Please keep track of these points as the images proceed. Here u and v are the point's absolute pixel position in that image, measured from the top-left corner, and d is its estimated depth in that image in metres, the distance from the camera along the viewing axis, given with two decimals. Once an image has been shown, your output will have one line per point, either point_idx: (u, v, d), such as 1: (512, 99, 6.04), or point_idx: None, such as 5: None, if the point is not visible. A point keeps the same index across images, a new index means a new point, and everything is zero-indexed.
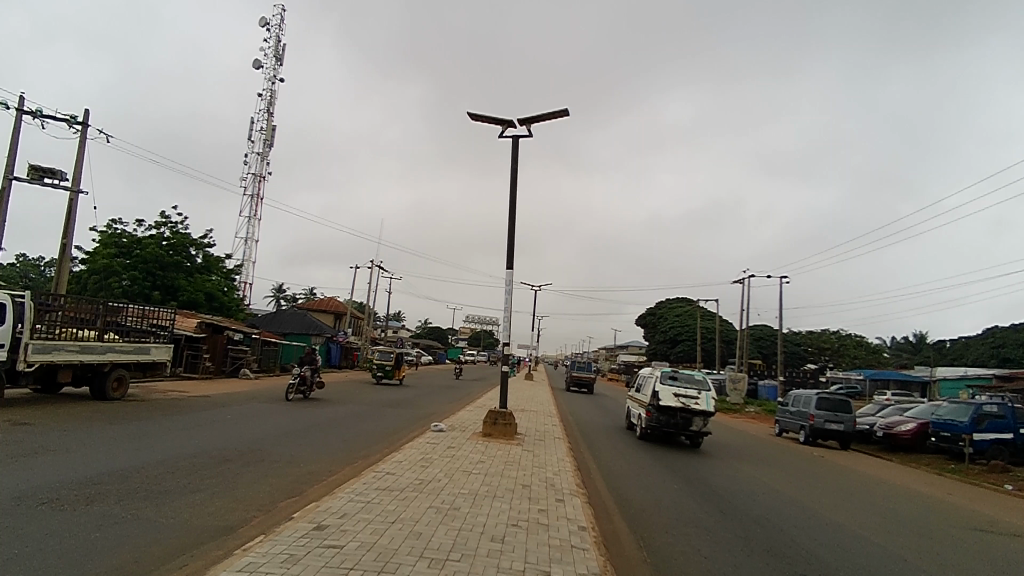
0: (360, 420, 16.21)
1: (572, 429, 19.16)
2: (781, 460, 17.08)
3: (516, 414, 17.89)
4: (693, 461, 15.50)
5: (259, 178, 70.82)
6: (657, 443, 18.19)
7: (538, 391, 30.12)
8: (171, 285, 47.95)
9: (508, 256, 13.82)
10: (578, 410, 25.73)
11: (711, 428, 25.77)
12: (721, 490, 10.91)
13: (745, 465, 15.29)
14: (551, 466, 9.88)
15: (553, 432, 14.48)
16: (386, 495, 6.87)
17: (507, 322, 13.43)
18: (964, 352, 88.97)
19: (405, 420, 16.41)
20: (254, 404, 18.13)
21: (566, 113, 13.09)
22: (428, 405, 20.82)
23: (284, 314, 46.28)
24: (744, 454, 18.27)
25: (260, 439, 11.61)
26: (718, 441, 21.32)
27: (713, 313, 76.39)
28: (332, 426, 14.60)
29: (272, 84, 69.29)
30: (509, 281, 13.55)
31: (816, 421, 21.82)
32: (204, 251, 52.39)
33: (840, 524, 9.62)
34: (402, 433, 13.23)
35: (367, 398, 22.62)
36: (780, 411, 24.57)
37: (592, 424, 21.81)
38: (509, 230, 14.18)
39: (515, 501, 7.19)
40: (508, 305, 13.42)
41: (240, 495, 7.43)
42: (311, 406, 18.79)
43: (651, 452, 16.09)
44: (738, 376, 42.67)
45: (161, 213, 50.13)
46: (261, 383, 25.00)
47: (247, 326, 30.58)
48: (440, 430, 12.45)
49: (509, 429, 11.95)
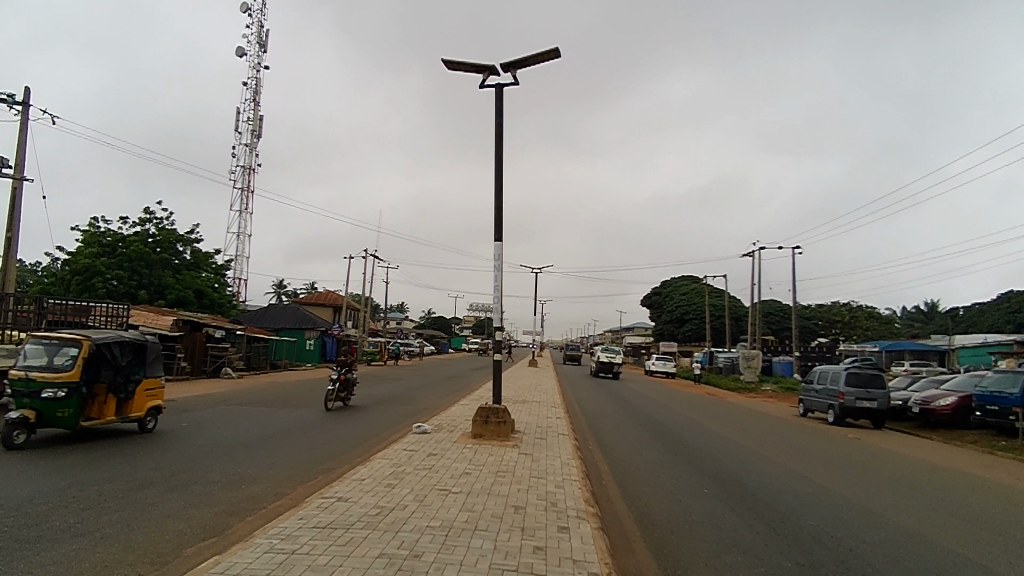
0: (340, 421, 14.38)
1: (578, 420, 17.32)
2: (813, 444, 15.19)
3: (515, 406, 16.09)
4: (717, 451, 13.62)
5: (248, 169, 68.86)
6: (674, 432, 16.31)
7: (543, 379, 28.27)
8: (158, 284, 46.23)
9: (497, 227, 11.90)
10: (585, 398, 23.98)
11: (728, 411, 23.99)
12: (757, 490, 9.08)
13: (775, 453, 13.48)
14: (553, 474, 8.02)
15: (556, 427, 12.63)
16: (322, 539, 4.98)
17: (496, 301, 11.54)
18: (977, 319, 87.18)
19: (392, 419, 14.56)
20: (225, 406, 16.32)
21: (557, 53, 11.10)
22: (421, 400, 18.96)
23: (275, 308, 44.44)
24: (770, 437, 16.40)
25: (207, 452, 9.77)
26: (740, 425, 19.40)
27: (721, 289, 74.45)
28: (306, 430, 12.74)
29: (257, 71, 67.28)
30: (500, 254, 11.65)
31: (846, 399, 19.92)
32: (192, 247, 50.55)
33: (910, 531, 7.76)
34: (381, 437, 11.39)
35: (355, 393, 20.82)
36: (805, 389, 22.66)
37: (602, 412, 19.90)
38: (497, 196, 12.22)
39: (504, 536, 5.31)
40: (499, 282, 11.51)
41: (137, 541, 5.58)
42: (290, 405, 16.98)
43: (669, 443, 14.22)
44: (752, 354, 40.81)
45: (144, 209, 48.22)
46: (244, 381, 23.22)
47: (230, 323, 28.77)
48: (423, 432, 10.59)
49: (504, 428, 10.12)
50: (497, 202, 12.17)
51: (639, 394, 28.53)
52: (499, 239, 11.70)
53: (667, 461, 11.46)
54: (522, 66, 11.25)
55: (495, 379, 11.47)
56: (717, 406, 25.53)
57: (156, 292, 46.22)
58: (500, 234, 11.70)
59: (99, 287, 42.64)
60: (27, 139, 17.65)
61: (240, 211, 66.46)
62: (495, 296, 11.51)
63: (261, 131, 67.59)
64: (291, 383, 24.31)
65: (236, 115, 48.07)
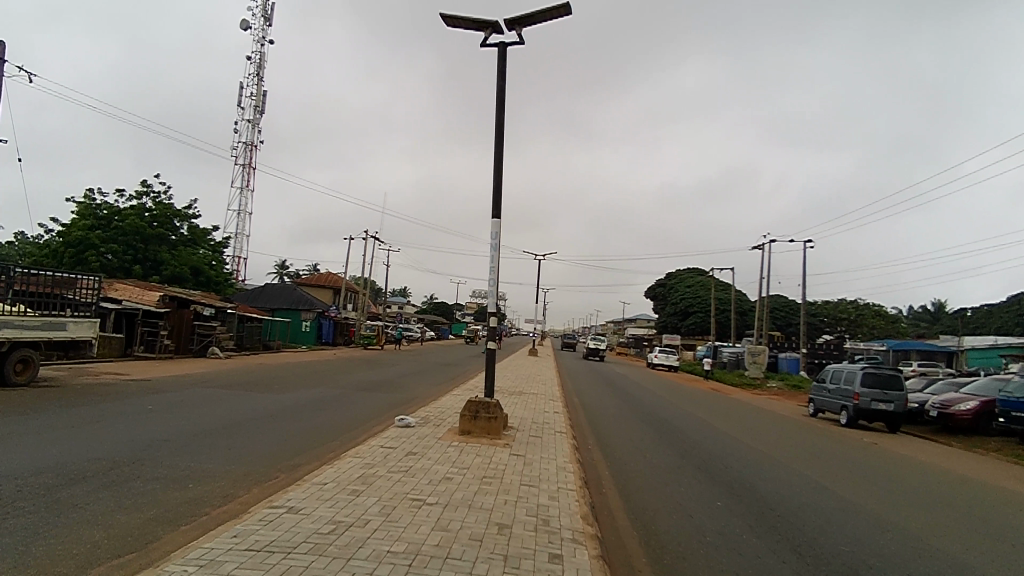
0: (323, 407, 13.41)
1: (577, 415, 16.36)
2: (827, 448, 14.19)
3: (511, 398, 15.10)
4: (726, 455, 12.62)
5: (251, 146, 67.78)
6: (676, 432, 15.36)
7: (541, 369, 27.30)
8: (153, 259, 45.23)
9: (496, 202, 10.82)
10: (586, 390, 22.99)
11: (734, 408, 23.01)
12: (778, 504, 8.09)
13: (788, 458, 12.53)
14: (547, 482, 7.00)
15: (553, 423, 11.62)
16: (251, 568, 3.97)
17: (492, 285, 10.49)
18: (986, 321, 85.95)
19: (378, 407, 13.57)
20: (203, 387, 15.38)
21: (568, 9, 9.97)
22: (413, 388, 17.95)
23: (272, 288, 43.50)
24: (779, 438, 15.44)
25: (163, 440, 8.77)
26: (747, 424, 18.41)
27: (727, 283, 73.28)
28: (283, 417, 11.76)
29: (261, 46, 66.07)
30: (497, 232, 10.59)
31: (862, 401, 18.86)
32: (189, 223, 49.55)
33: (956, 558, 6.75)
34: (362, 428, 10.40)
35: (345, 378, 19.87)
36: (815, 388, 21.62)
37: (602, 407, 18.92)
38: (496, 170, 11.14)
39: (482, 568, 4.30)
40: (496, 264, 10.46)
41: (35, 556, 4.58)
42: (272, 388, 16.02)
43: (674, 445, 13.24)
44: (758, 349, 39.73)
45: (141, 182, 47.19)
46: (230, 362, 22.28)
47: (221, 301, 27.81)
48: (407, 426, 9.59)
49: (495, 425, 9.11)
50: (497, 176, 11.10)
51: (641, 388, 27.54)
52: (498, 216, 10.65)
53: (674, 466, 10.47)
54: (529, 23, 10.12)
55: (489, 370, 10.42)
56: (722, 403, 24.51)
57: (152, 268, 45.29)
58: (499, 212, 10.67)
59: (92, 260, 41.77)
60: (2, 100, 16.56)
61: (240, 188, 65.40)
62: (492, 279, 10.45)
63: (264, 107, 66.40)
64: (279, 364, 23.35)
65: (239, 89, 46.93)
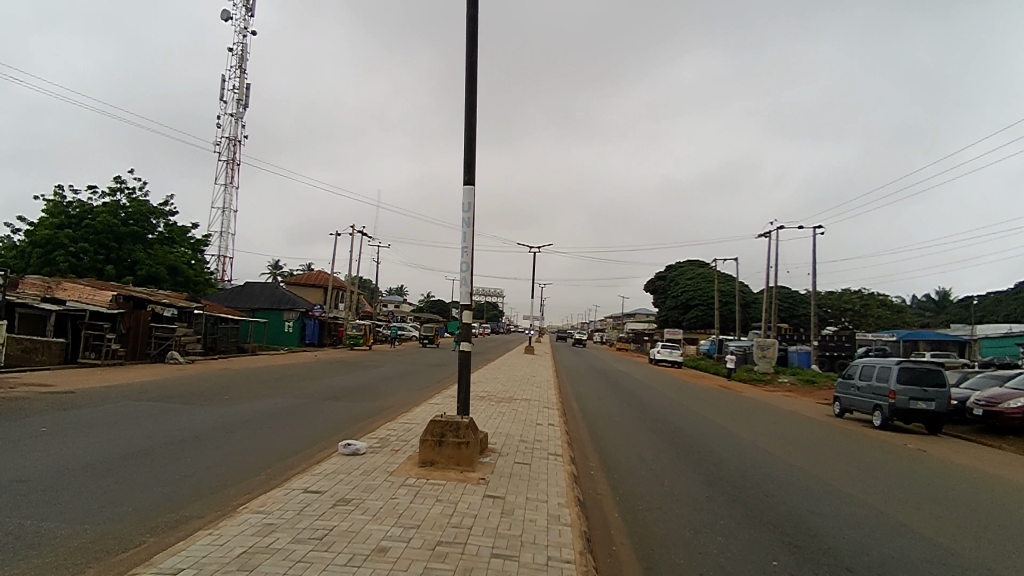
0: (272, 421, 11.23)
1: (575, 421, 14.17)
2: (868, 458, 12.06)
3: (497, 406, 12.87)
4: (757, 469, 10.43)
5: (235, 141, 65.41)
6: (691, 440, 13.19)
7: (536, 369, 25.07)
8: (127, 259, 42.82)
9: (469, 165, 8.56)
10: (585, 391, 20.77)
11: (750, 408, 20.79)
12: (856, 561, 5.89)
13: (828, 471, 10.42)
14: (531, 551, 4.75)
15: (548, 441, 9.37)
16: None
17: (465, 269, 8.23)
18: (994, 309, 83.91)
19: (338, 420, 11.32)
20: (138, 399, 13.11)
21: None
22: (390, 395, 15.71)
23: (252, 287, 41.11)
24: (812, 446, 13.28)
25: (18, 482, 6.54)
26: (765, 426, 16.32)
27: (729, 274, 71.06)
28: (212, 438, 9.49)
29: (243, 37, 63.85)
30: (471, 201, 8.34)
31: (899, 400, 16.64)
32: (167, 220, 47.11)
33: None
34: (303, 454, 8.18)
35: (315, 384, 17.63)
36: (842, 385, 19.43)
37: (605, 411, 16.70)
38: (468, 127, 8.86)
39: None
40: (468, 242, 8.25)
41: None
42: (221, 399, 13.74)
43: (691, 455, 11.10)
44: (767, 342, 37.51)
45: (114, 178, 44.78)
46: (188, 367, 20.02)
47: (186, 300, 25.60)
48: (353, 454, 7.38)
49: (467, 451, 6.86)
50: (469, 133, 8.84)
51: (644, 386, 25.34)
52: (472, 181, 8.38)
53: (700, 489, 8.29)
54: None
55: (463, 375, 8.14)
56: (734, 402, 22.35)
57: (126, 268, 42.90)
58: (473, 177, 8.42)
59: (60, 260, 39.51)
60: None
61: (224, 185, 63.16)
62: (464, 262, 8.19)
63: (248, 99, 64.08)
64: (245, 369, 21.09)
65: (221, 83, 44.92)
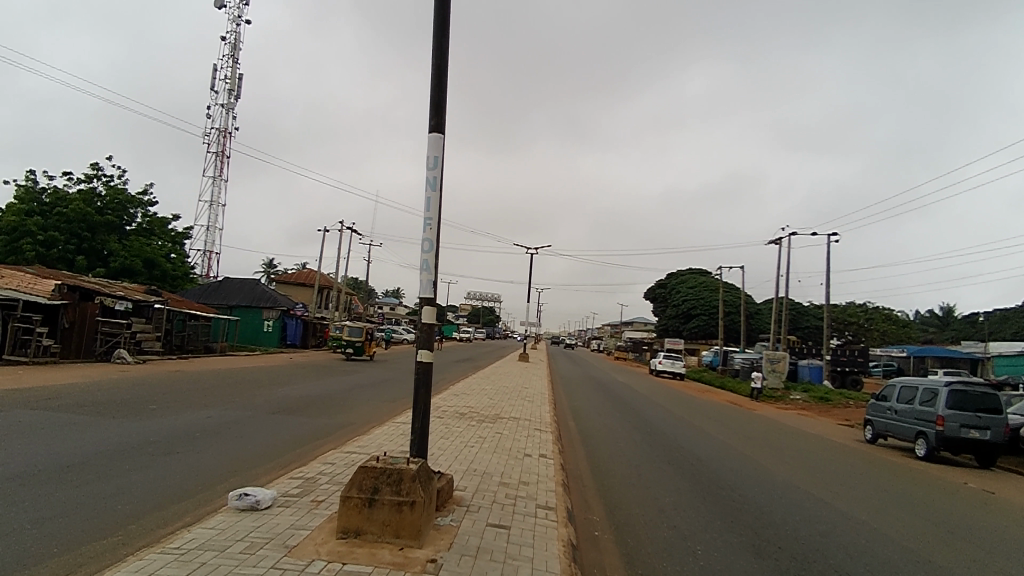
0: (189, 441, 8.88)
1: (571, 443, 11.91)
2: (927, 502, 9.82)
3: (477, 426, 10.50)
4: (802, 514, 8.17)
5: (225, 133, 63.13)
6: (704, 465, 10.90)
7: (530, 380, 22.70)
8: (101, 250, 40.44)
9: (436, 106, 6.18)
10: (581, 406, 18.48)
11: (767, 428, 18.49)
12: None
13: (891, 525, 8.16)
14: None
15: (538, 484, 7.04)
16: None
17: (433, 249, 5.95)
18: (1001, 327, 81.76)
19: (273, 443, 8.98)
20: (40, 406, 10.79)
21: None
22: (354, 407, 13.39)
23: (230, 282, 38.64)
24: (850, 478, 11.02)
25: None
26: (787, 450, 14.01)
27: (732, 284, 68.84)
28: (88, 467, 7.15)
29: (237, 26, 61.72)
30: (438, 155, 6.03)
31: (948, 427, 14.31)
32: (147, 211, 44.69)
33: None
34: (189, 504, 5.82)
35: (271, 391, 15.31)
36: (875, 408, 17.14)
37: (602, 428, 14.36)
38: (438, 57, 6.54)
39: None
40: (433, 211, 5.96)
41: None
42: (146, 409, 11.43)
43: (712, 492, 8.81)
44: (777, 355, 35.21)
45: (90, 164, 42.35)
46: (134, 368, 17.69)
47: (145, 293, 23.30)
48: (250, 510, 5.05)
49: (409, 515, 4.47)
50: (438, 65, 6.51)
51: (648, 401, 23.04)
52: (439, 128, 6.05)
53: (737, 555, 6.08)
54: None
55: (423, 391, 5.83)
56: (747, 420, 20.08)
57: (98, 259, 40.51)
58: (442, 121, 6.06)
59: (26, 248, 37.20)
60: None
61: (211, 177, 60.78)
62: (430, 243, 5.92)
63: (240, 90, 61.84)
64: (202, 372, 18.80)
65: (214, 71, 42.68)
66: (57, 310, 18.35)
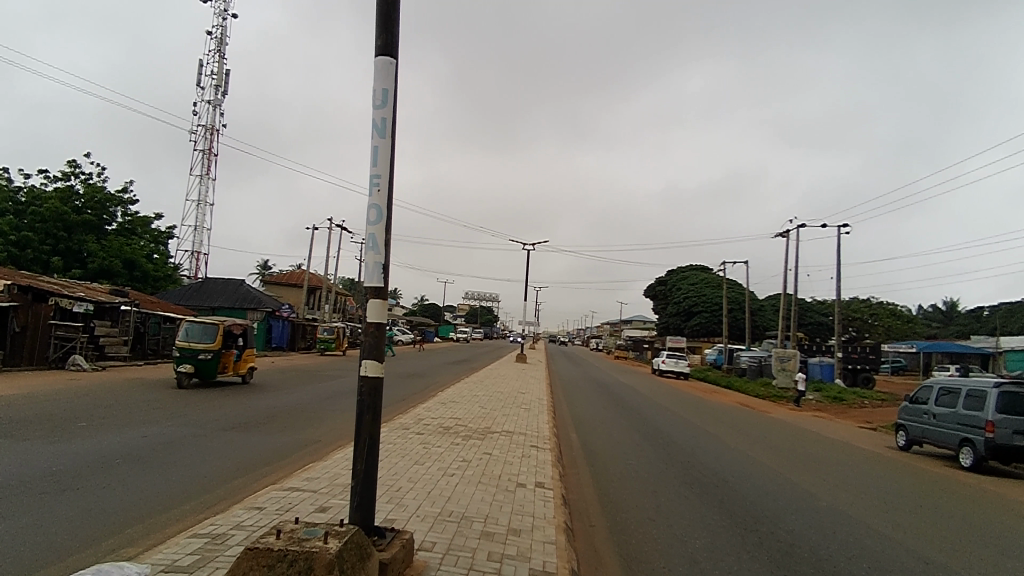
0: (102, 473, 7.19)
1: (571, 454, 10.24)
2: (996, 530, 8.26)
3: (461, 445, 8.81)
4: (861, 553, 6.58)
5: (212, 130, 61.28)
6: (732, 483, 9.15)
7: (527, 384, 20.97)
8: (78, 250, 38.63)
9: (385, 19, 4.45)
10: (583, 411, 16.80)
11: (787, 431, 16.81)
12: None
13: (971, 567, 6.56)
14: None
15: (534, 532, 5.37)
16: None
17: (384, 219, 4.28)
18: (1006, 322, 80.33)
19: (207, 476, 7.28)
20: None
21: None
22: (324, 421, 11.67)
23: (212, 283, 36.83)
24: (904, 502, 9.30)
25: None
26: (819, 459, 12.26)
27: (734, 280, 67.25)
28: None
29: (224, 19, 59.89)
30: (388, 87, 4.32)
31: (999, 434, 12.62)
32: (128, 209, 42.90)
33: None
34: None
35: (234, 402, 13.62)
36: (910, 411, 15.51)
37: (606, 434, 12.58)
38: None
39: None
40: (382, 167, 4.28)
41: None
42: (71, 426, 9.72)
43: (750, 525, 7.07)
44: (786, 353, 33.52)
45: (67, 162, 40.47)
46: (87, 377, 15.98)
47: (110, 294, 21.61)
48: None
49: None
50: None
51: (654, 403, 21.38)
52: (389, 49, 4.33)
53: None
54: None
55: (370, 415, 4.12)
56: (762, 422, 18.42)
57: (75, 261, 38.72)
58: (393, 39, 4.33)
59: None
60: None
61: (198, 176, 58.83)
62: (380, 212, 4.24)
63: (227, 85, 60.02)
64: (165, 380, 17.14)
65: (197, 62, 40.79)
66: (5, 313, 16.65)
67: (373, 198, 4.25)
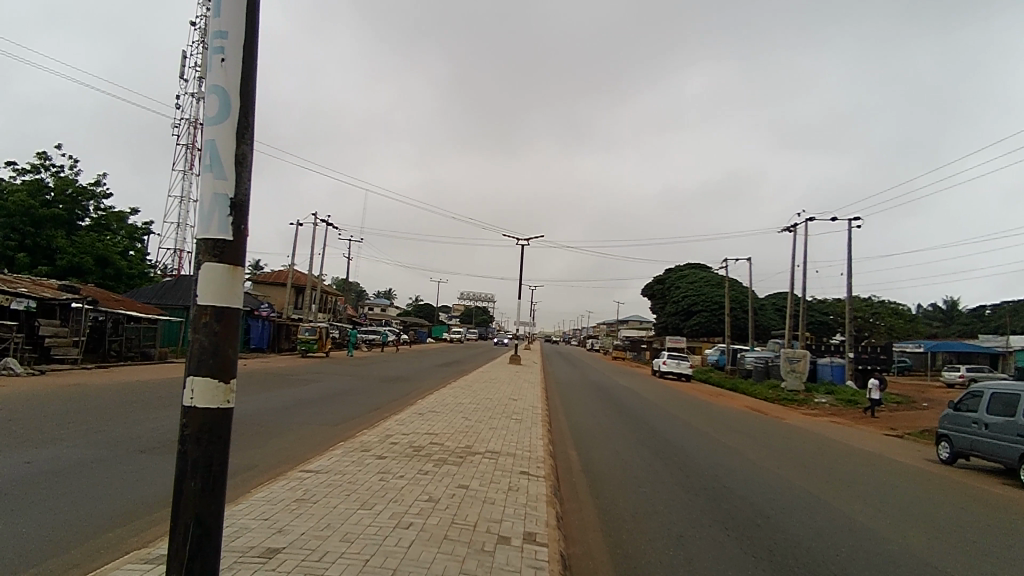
0: None
1: (574, 478, 8.30)
2: None
3: (431, 474, 6.80)
4: None
5: (195, 123, 59.05)
6: (775, 519, 7.28)
7: (520, 388, 18.95)
8: (47, 246, 36.52)
9: None
10: (584, 419, 14.86)
11: (812, 441, 14.90)
12: None
13: None
14: None
15: None
16: None
17: (234, 114, 2.33)
18: (1010, 321, 78.56)
19: (71, 532, 5.25)
20: None
21: None
22: (271, 438, 9.69)
23: (188, 280, 34.67)
24: (985, 542, 7.45)
25: None
26: (863, 480, 10.28)
27: (734, 278, 65.47)
28: None
29: (208, 9, 57.77)
30: None
31: None
32: (102, 204, 40.82)
33: None
34: None
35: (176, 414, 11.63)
36: (955, 420, 13.59)
37: (609, 451, 10.58)
38: None
39: None
40: (228, 18, 2.35)
41: None
42: None
43: None
44: (796, 353, 31.63)
45: (36, 152, 38.28)
46: (15, 383, 13.95)
47: (60, 291, 19.72)
48: None
49: None
50: None
51: (660, 408, 19.42)
52: None
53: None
54: None
55: (215, 474, 2.24)
56: (782, 430, 16.52)
57: (44, 257, 36.55)
58: None
59: None
60: None
61: (181, 170, 56.70)
62: (226, 100, 2.30)
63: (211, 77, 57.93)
64: (109, 384, 15.15)
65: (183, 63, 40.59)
66: None
67: (212, 72, 2.30)
